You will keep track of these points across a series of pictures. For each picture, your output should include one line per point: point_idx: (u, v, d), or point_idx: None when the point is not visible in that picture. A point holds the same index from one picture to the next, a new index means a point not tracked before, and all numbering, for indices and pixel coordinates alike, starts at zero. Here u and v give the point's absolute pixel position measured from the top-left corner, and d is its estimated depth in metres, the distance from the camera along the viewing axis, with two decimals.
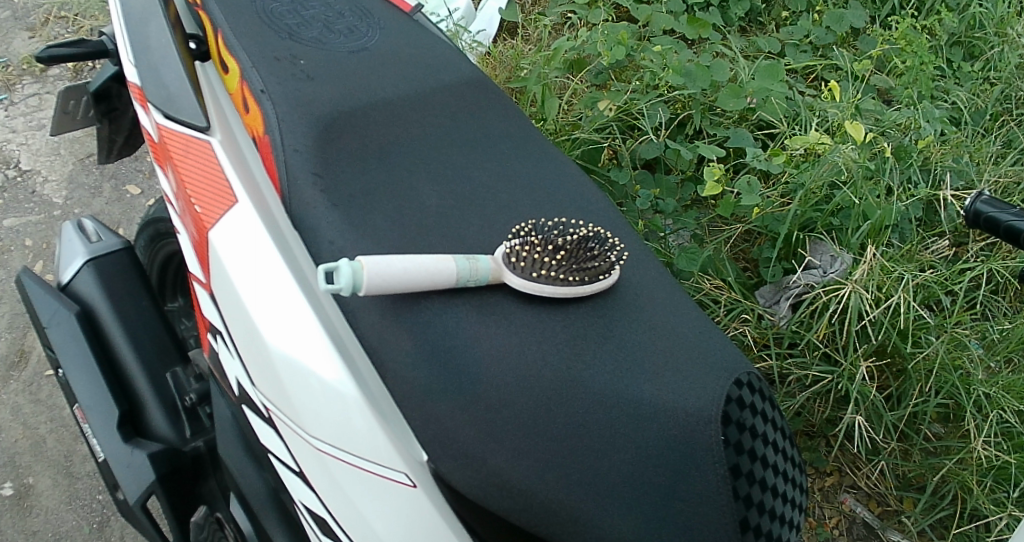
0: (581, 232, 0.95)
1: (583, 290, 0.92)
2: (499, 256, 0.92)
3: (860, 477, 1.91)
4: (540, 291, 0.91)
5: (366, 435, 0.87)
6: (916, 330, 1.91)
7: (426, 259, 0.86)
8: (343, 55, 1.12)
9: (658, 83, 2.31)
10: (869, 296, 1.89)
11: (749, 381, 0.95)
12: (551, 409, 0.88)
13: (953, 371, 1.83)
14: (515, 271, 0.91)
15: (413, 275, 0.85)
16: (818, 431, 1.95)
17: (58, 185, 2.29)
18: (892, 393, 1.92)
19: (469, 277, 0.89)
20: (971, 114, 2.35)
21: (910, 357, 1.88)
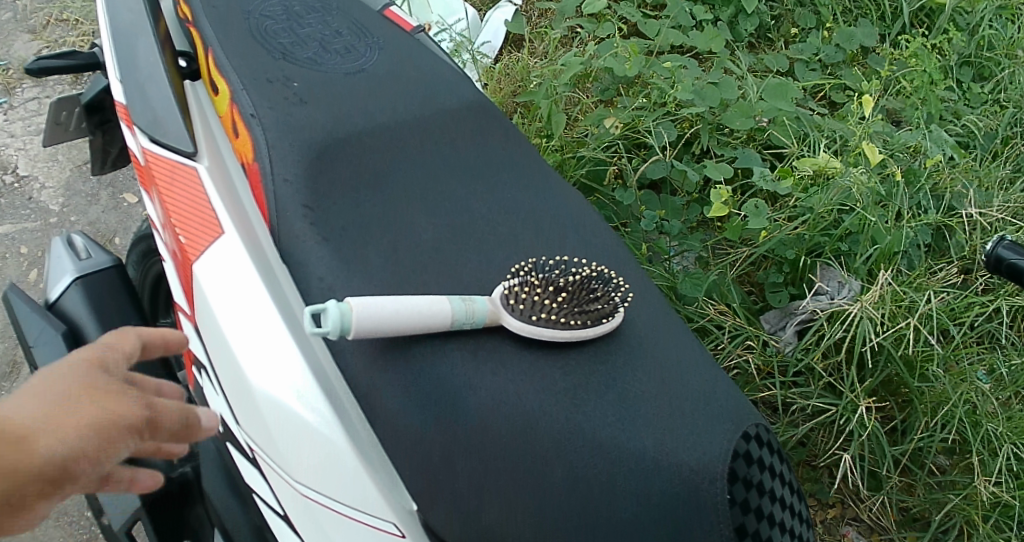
0: (584, 272, 0.91)
1: (585, 334, 0.87)
2: (497, 297, 0.88)
3: (863, 509, 1.85)
4: (538, 335, 0.86)
5: (353, 481, 0.85)
6: (923, 361, 1.84)
7: (419, 300, 0.81)
8: (338, 77, 1.07)
9: (667, 100, 2.26)
10: (879, 326, 1.83)
11: (757, 434, 0.90)
12: (550, 462, 0.83)
13: (961, 406, 1.78)
14: (514, 313, 0.87)
15: (405, 318, 0.80)
16: (821, 462, 1.89)
17: (55, 192, 2.23)
18: (898, 426, 1.87)
19: (466, 319, 0.84)
20: (981, 138, 2.29)
21: (917, 390, 1.82)
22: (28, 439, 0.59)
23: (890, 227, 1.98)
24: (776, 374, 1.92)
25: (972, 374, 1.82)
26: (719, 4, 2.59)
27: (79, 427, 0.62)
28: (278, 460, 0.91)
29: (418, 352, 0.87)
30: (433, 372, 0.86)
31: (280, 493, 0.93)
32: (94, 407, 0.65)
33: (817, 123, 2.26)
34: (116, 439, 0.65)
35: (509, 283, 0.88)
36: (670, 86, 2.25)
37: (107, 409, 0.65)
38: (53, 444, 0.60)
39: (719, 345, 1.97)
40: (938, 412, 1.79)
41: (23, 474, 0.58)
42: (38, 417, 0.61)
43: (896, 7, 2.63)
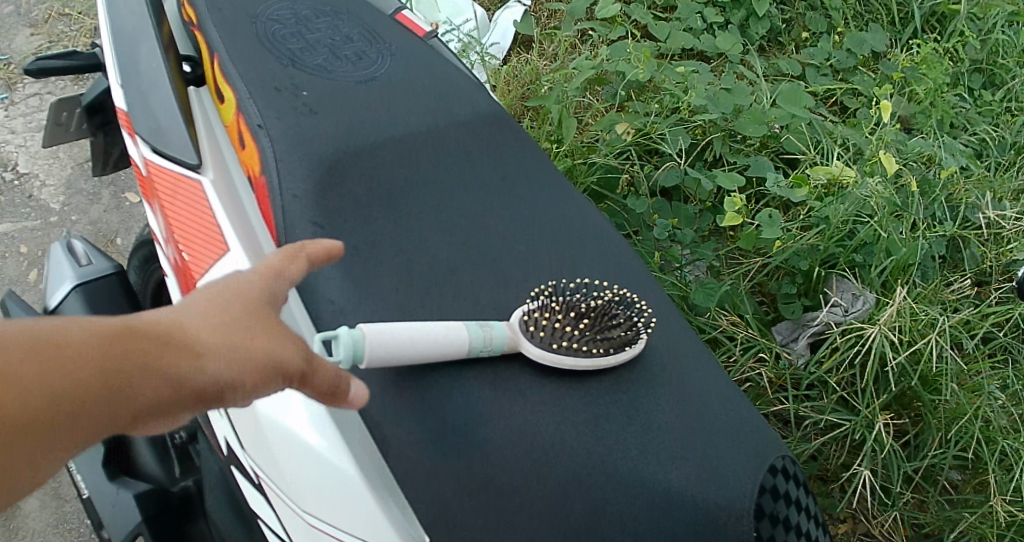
0: (606, 297, 0.88)
1: (607, 362, 0.84)
2: (516, 322, 0.85)
3: (874, 525, 1.70)
4: (559, 363, 0.83)
5: (360, 510, 0.80)
6: (936, 375, 1.72)
7: (435, 327, 0.78)
8: (350, 84, 1.04)
9: (680, 106, 2.19)
10: (894, 339, 1.72)
11: (783, 467, 0.86)
12: (571, 500, 0.79)
13: (975, 421, 1.66)
14: (534, 340, 0.84)
15: (422, 348, 0.77)
16: (832, 476, 1.76)
17: (56, 190, 2.11)
18: (910, 440, 1.74)
19: (483, 347, 0.81)
20: (996, 146, 2.17)
21: (930, 404, 1.70)
22: (198, 353, 0.57)
23: (905, 239, 1.87)
24: (789, 387, 1.81)
25: (987, 387, 1.71)
26: (729, 6, 2.50)
27: (241, 362, 0.59)
28: (287, 490, 0.87)
29: (434, 377, 0.83)
30: (451, 401, 0.82)
31: (288, 525, 0.88)
32: (258, 337, 0.61)
33: (829, 130, 2.16)
34: (271, 378, 0.62)
35: (529, 307, 0.85)
36: (683, 92, 2.20)
37: (270, 348, 0.62)
38: (218, 365, 0.58)
39: (731, 357, 1.85)
40: (953, 428, 1.68)
41: (185, 388, 0.56)
42: (209, 337, 0.58)
43: (906, 12, 2.54)
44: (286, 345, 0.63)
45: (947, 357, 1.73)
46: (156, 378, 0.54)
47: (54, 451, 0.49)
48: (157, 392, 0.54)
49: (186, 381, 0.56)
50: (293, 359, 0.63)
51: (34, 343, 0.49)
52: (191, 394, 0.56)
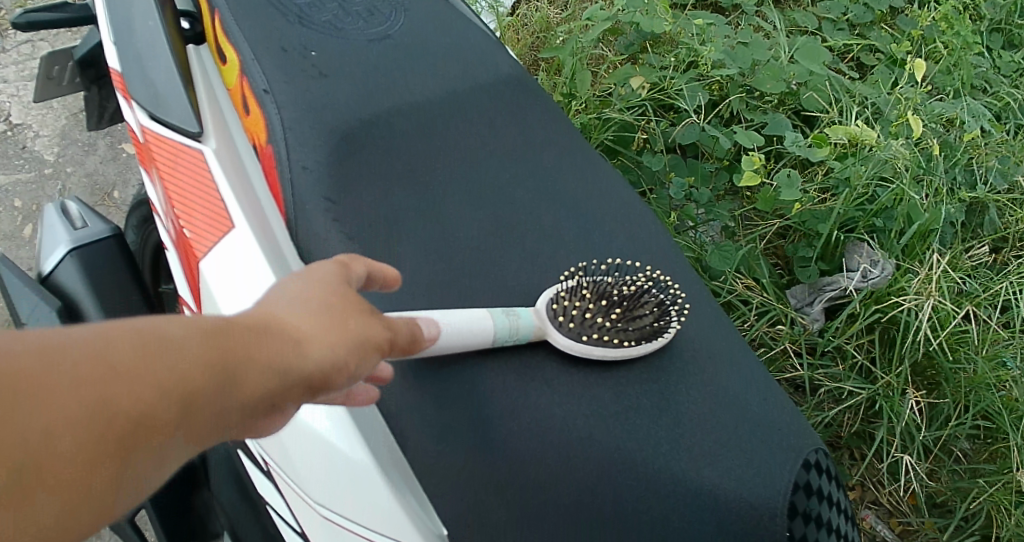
0: (637, 285, 0.86)
1: (640, 351, 0.82)
2: (543, 312, 0.82)
3: (884, 493, 1.58)
4: (588, 354, 0.81)
5: (377, 502, 0.76)
6: (954, 342, 1.59)
7: (461, 320, 0.75)
8: (360, 44, 1.03)
9: (696, 59, 2.05)
10: (918, 304, 1.60)
11: (816, 461, 0.81)
12: (599, 496, 0.75)
13: (993, 390, 1.53)
14: (562, 331, 0.81)
15: (446, 341, 0.73)
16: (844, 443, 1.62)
17: (50, 140, 2.02)
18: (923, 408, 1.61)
19: (508, 336, 0.79)
20: (1017, 109, 2.05)
21: (950, 372, 1.57)
22: (299, 339, 0.54)
23: (926, 203, 1.73)
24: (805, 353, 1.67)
25: (1006, 357, 1.57)
26: None
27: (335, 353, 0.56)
28: (298, 482, 0.82)
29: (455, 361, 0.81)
30: (475, 390, 0.79)
31: (302, 518, 0.84)
32: (345, 319, 0.58)
33: (848, 87, 2.01)
34: (364, 355, 0.59)
35: (556, 297, 0.83)
36: (701, 45, 2.06)
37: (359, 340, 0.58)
38: (318, 348, 0.55)
39: (745, 322, 1.72)
40: (970, 397, 1.54)
41: (290, 374, 0.53)
42: (303, 323, 0.55)
43: None
44: (373, 325, 0.60)
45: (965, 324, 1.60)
46: (262, 366, 0.51)
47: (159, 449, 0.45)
48: (266, 380, 0.51)
49: (291, 368, 0.53)
50: (377, 337, 0.61)
51: (146, 342, 0.45)
52: (295, 381, 0.53)
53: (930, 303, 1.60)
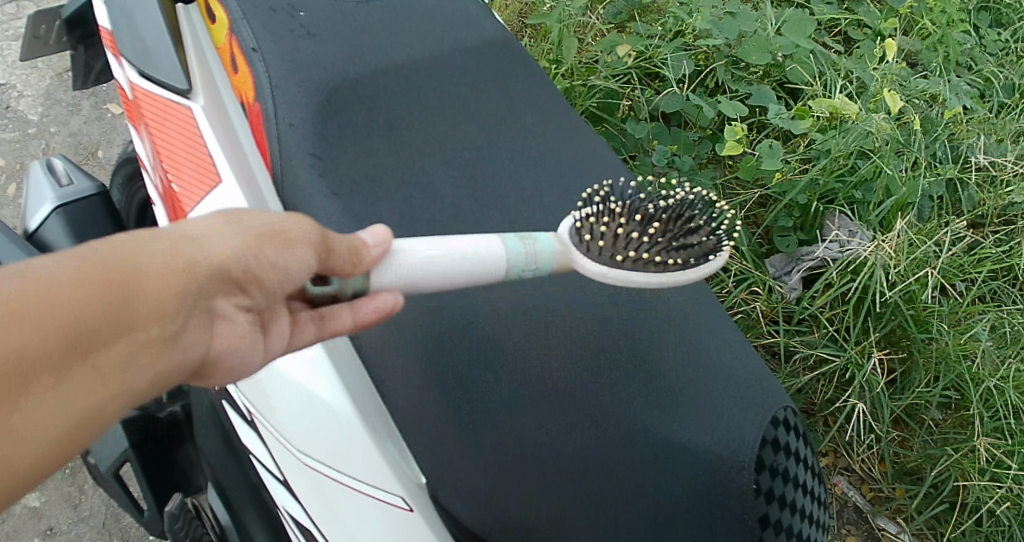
0: (678, 201, 0.86)
1: (684, 277, 0.84)
2: (568, 238, 0.85)
3: (855, 459, 1.61)
4: (627, 280, 0.83)
5: (359, 455, 0.79)
6: (925, 315, 1.61)
7: (472, 249, 0.76)
8: (349, 7, 1.04)
9: (683, 28, 2.06)
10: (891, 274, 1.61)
11: (785, 419, 0.85)
12: (573, 445, 0.80)
13: (961, 362, 1.54)
14: (591, 256, 0.84)
15: (458, 267, 0.75)
16: (818, 410, 1.64)
17: (34, 100, 2.00)
18: (896, 378, 1.63)
19: (526, 267, 0.80)
20: (999, 87, 2.06)
21: (920, 343, 1.59)
22: (202, 241, 0.55)
23: (905, 176, 1.75)
24: (781, 322, 1.69)
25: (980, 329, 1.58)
26: None
27: (242, 237, 0.58)
28: (281, 430, 0.85)
29: (440, 318, 0.86)
30: (462, 338, 0.85)
31: (283, 462, 0.87)
32: (248, 221, 0.60)
33: (833, 61, 2.01)
34: (285, 245, 0.61)
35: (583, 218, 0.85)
36: (687, 15, 2.04)
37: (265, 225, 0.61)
38: (223, 247, 0.56)
39: (723, 289, 1.74)
40: (941, 367, 1.57)
41: (203, 272, 0.54)
42: (201, 227, 0.56)
43: None
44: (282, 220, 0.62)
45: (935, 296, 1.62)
46: (166, 263, 0.52)
47: (114, 367, 0.49)
48: (178, 285, 0.52)
49: (198, 266, 0.54)
50: (296, 228, 0.63)
51: (37, 273, 0.46)
52: (211, 277, 0.55)
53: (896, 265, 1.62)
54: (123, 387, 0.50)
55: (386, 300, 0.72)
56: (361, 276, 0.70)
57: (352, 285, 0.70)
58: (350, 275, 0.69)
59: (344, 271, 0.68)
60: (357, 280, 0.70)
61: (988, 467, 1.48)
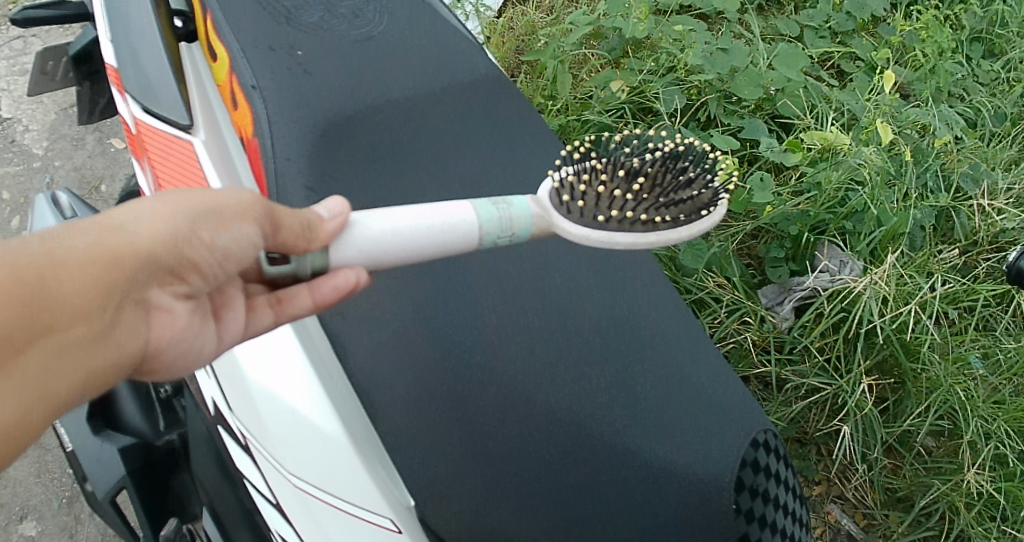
0: (661, 159, 0.87)
1: (674, 237, 0.84)
2: (547, 201, 0.84)
3: (849, 488, 1.59)
4: (612, 241, 0.84)
5: (349, 477, 0.81)
6: (917, 344, 1.59)
7: (446, 217, 0.78)
8: (346, 46, 1.09)
9: (676, 65, 2.04)
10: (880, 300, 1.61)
11: (765, 441, 0.90)
12: (558, 466, 0.84)
13: (956, 390, 1.53)
14: (574, 219, 0.84)
15: (434, 232, 0.77)
16: (811, 438, 1.63)
17: (39, 135, 2.05)
18: (888, 406, 1.61)
19: (501, 234, 0.81)
20: (990, 116, 1.99)
21: (911, 372, 1.57)
22: (133, 229, 0.59)
23: (897, 208, 1.74)
24: (772, 351, 1.67)
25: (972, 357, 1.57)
26: None
27: (172, 219, 0.62)
28: (274, 453, 0.87)
29: (431, 345, 0.91)
30: (451, 363, 0.90)
31: (275, 485, 0.89)
32: (185, 204, 0.63)
33: (825, 94, 2.00)
34: (224, 226, 0.65)
35: (561, 179, 0.85)
36: (680, 50, 2.04)
37: (197, 205, 0.64)
38: (157, 236, 0.60)
39: (715, 318, 1.71)
40: (932, 397, 1.54)
41: (137, 264, 0.58)
42: (130, 214, 0.60)
43: None
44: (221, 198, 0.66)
45: (930, 325, 1.60)
46: (97, 251, 0.56)
47: (61, 350, 0.54)
48: (112, 281, 0.57)
49: (130, 257, 0.58)
50: (237, 208, 0.67)
51: None
52: (145, 268, 0.59)
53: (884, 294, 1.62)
54: (72, 368, 0.55)
55: (349, 276, 0.75)
56: (321, 251, 0.74)
57: (311, 262, 0.74)
58: (306, 252, 0.73)
59: (297, 247, 0.72)
60: (316, 256, 0.74)
61: (978, 500, 1.48)
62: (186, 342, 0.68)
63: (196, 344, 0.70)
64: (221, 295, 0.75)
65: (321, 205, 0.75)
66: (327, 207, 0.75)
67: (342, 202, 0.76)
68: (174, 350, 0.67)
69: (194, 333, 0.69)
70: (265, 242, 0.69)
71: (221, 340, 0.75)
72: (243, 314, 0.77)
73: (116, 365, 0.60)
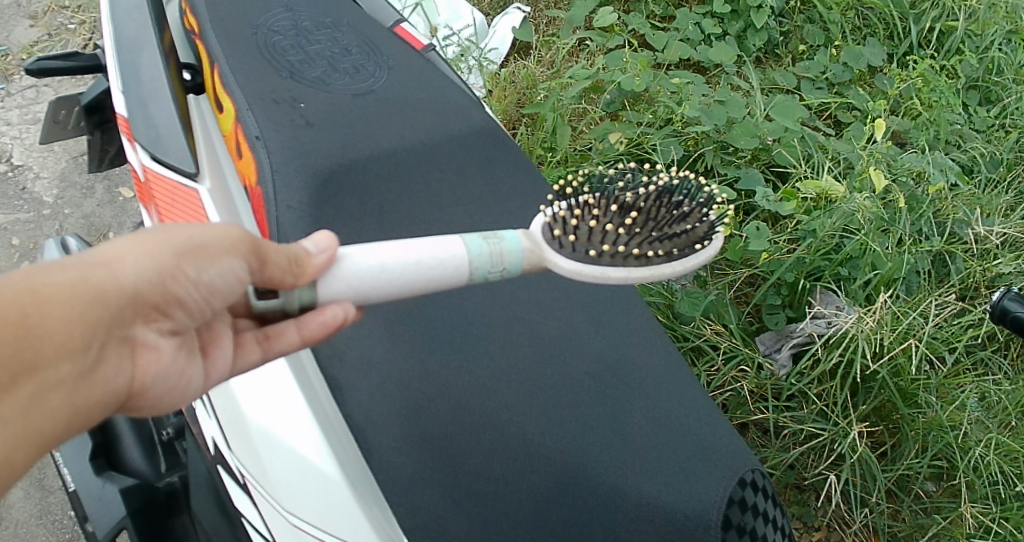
0: (654, 195, 0.92)
1: (666, 272, 0.88)
2: (541, 236, 0.88)
3: (849, 535, 1.58)
4: (605, 276, 0.87)
5: (344, 516, 0.84)
6: (916, 387, 1.57)
7: (438, 254, 0.80)
8: (346, 99, 1.14)
9: (673, 117, 2.04)
10: (876, 344, 1.57)
11: (752, 480, 0.91)
12: (546, 506, 0.87)
13: (950, 430, 1.52)
14: (566, 254, 0.88)
15: (428, 268, 0.79)
16: (808, 483, 1.60)
17: (50, 183, 2.09)
18: (886, 450, 1.60)
19: (492, 269, 0.83)
20: (986, 162, 1.98)
21: (909, 415, 1.56)
22: (117, 267, 0.61)
23: (892, 253, 1.72)
24: (770, 397, 1.64)
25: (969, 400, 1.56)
26: (728, 17, 2.29)
27: (155, 256, 0.64)
28: (269, 491, 0.89)
29: (424, 385, 0.95)
30: (443, 402, 0.94)
31: (271, 525, 0.90)
32: (169, 240, 0.66)
33: (822, 144, 1.99)
34: (208, 262, 0.68)
35: (555, 216, 0.89)
36: (677, 103, 2.05)
37: (180, 242, 0.67)
38: (142, 273, 0.63)
39: (712, 367, 1.70)
40: (930, 438, 1.54)
41: (122, 301, 0.61)
42: (113, 252, 0.62)
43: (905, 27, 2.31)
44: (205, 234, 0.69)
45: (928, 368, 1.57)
46: (81, 287, 0.58)
47: (46, 385, 0.55)
48: (98, 318, 0.59)
49: (116, 294, 0.60)
50: (221, 244, 0.69)
51: None
52: (129, 304, 0.62)
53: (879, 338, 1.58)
54: (56, 402, 0.57)
55: (336, 312, 0.78)
56: (309, 286, 0.77)
57: (299, 298, 0.77)
58: (294, 287, 0.76)
59: (285, 282, 0.75)
60: (303, 291, 0.76)
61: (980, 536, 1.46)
62: (171, 378, 0.71)
63: (181, 379, 0.73)
64: (211, 332, 0.78)
65: (309, 239, 0.77)
66: (314, 241, 0.77)
67: (331, 237, 0.78)
68: (159, 385, 0.69)
69: (179, 369, 0.72)
70: (250, 277, 0.72)
71: (208, 375, 0.78)
72: (230, 350, 0.79)
73: (101, 402, 0.62)
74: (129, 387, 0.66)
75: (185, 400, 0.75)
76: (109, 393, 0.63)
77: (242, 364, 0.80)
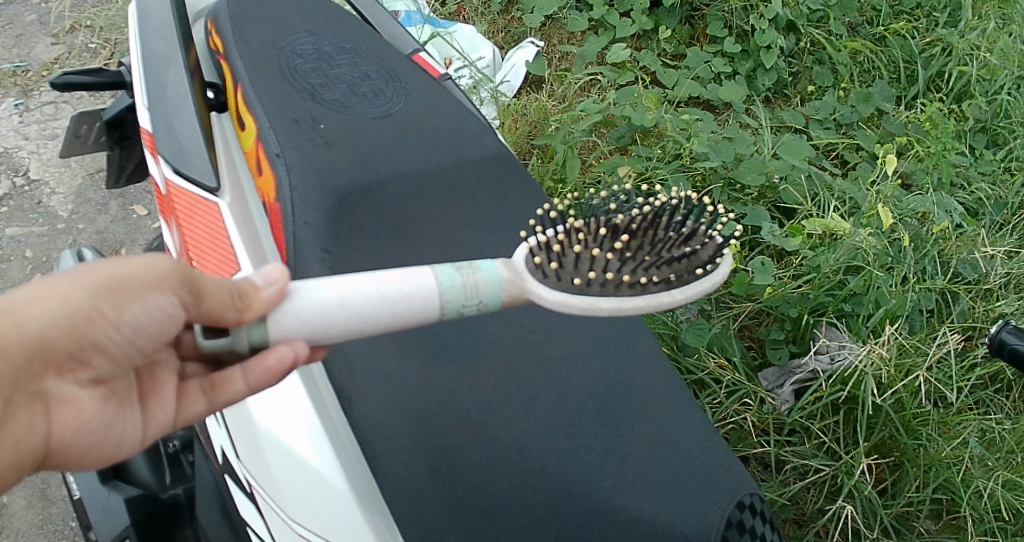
0: (647, 214, 0.93)
1: (664, 302, 0.88)
2: (522, 264, 0.88)
3: None
4: (595, 307, 0.87)
5: (348, 525, 0.88)
6: (916, 424, 1.57)
7: (405, 285, 0.79)
8: (364, 122, 1.17)
9: (682, 151, 2.06)
10: (882, 382, 1.57)
11: (750, 504, 0.93)
12: (546, 523, 0.88)
13: (952, 466, 1.51)
14: (551, 283, 0.88)
15: (393, 303, 0.78)
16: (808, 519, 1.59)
17: (65, 198, 2.12)
18: (886, 487, 1.59)
19: (466, 302, 0.82)
20: (991, 205, 2.01)
21: (910, 450, 1.55)
22: (23, 315, 0.64)
23: (895, 291, 1.73)
24: (772, 432, 1.64)
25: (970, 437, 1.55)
26: (738, 56, 2.34)
27: (72, 300, 0.66)
28: (277, 501, 0.93)
29: (432, 398, 0.97)
30: (449, 416, 0.96)
31: (277, 532, 0.93)
32: (87, 279, 0.68)
33: (827, 182, 1.99)
34: (129, 300, 0.70)
35: (538, 243, 0.90)
36: (686, 139, 2.07)
37: (103, 279, 0.68)
38: (50, 321, 0.65)
39: (715, 400, 1.69)
40: (932, 474, 1.53)
41: (27, 355, 0.64)
42: (22, 299, 0.64)
43: (913, 69, 2.34)
44: (131, 270, 0.71)
45: (927, 405, 1.58)
46: None
47: None
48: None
49: (18, 347, 0.63)
50: (147, 280, 0.71)
51: None
52: (35, 355, 0.64)
53: (889, 379, 1.58)
54: None
55: (284, 354, 0.77)
56: (257, 321, 0.76)
57: (251, 335, 0.76)
58: (239, 323, 0.76)
59: (228, 317, 0.75)
60: (252, 328, 0.76)
61: None
62: (97, 431, 0.74)
63: (109, 431, 0.76)
64: (151, 382, 0.81)
65: (259, 275, 0.78)
66: (263, 277, 0.78)
67: (281, 271, 0.79)
68: (82, 440, 0.73)
69: (107, 421, 0.75)
70: (184, 312, 0.74)
71: (148, 427, 0.81)
72: (174, 399, 0.82)
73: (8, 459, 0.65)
74: (45, 443, 0.69)
75: (120, 451, 0.78)
76: (18, 451, 0.66)
77: (186, 412, 0.83)
